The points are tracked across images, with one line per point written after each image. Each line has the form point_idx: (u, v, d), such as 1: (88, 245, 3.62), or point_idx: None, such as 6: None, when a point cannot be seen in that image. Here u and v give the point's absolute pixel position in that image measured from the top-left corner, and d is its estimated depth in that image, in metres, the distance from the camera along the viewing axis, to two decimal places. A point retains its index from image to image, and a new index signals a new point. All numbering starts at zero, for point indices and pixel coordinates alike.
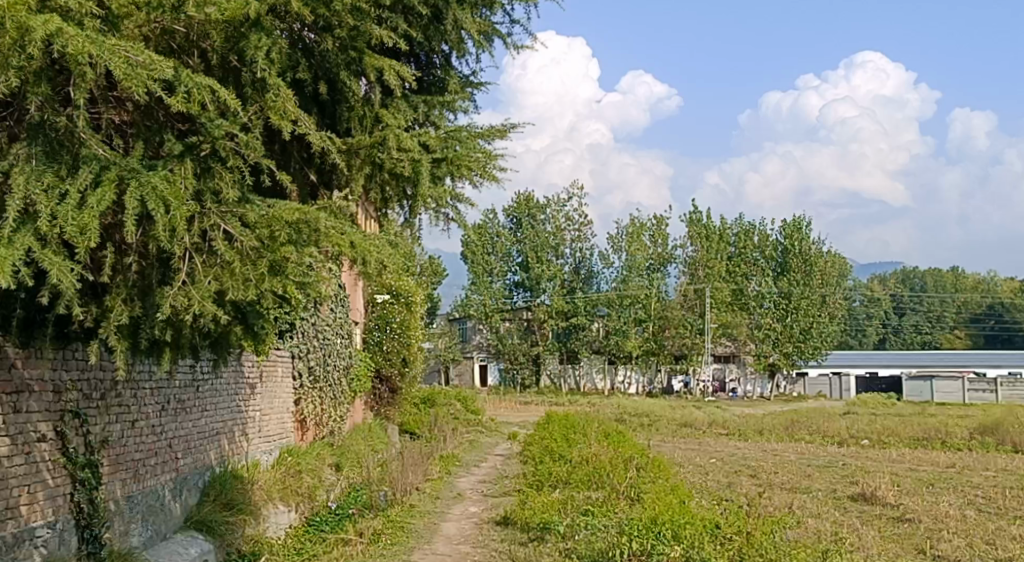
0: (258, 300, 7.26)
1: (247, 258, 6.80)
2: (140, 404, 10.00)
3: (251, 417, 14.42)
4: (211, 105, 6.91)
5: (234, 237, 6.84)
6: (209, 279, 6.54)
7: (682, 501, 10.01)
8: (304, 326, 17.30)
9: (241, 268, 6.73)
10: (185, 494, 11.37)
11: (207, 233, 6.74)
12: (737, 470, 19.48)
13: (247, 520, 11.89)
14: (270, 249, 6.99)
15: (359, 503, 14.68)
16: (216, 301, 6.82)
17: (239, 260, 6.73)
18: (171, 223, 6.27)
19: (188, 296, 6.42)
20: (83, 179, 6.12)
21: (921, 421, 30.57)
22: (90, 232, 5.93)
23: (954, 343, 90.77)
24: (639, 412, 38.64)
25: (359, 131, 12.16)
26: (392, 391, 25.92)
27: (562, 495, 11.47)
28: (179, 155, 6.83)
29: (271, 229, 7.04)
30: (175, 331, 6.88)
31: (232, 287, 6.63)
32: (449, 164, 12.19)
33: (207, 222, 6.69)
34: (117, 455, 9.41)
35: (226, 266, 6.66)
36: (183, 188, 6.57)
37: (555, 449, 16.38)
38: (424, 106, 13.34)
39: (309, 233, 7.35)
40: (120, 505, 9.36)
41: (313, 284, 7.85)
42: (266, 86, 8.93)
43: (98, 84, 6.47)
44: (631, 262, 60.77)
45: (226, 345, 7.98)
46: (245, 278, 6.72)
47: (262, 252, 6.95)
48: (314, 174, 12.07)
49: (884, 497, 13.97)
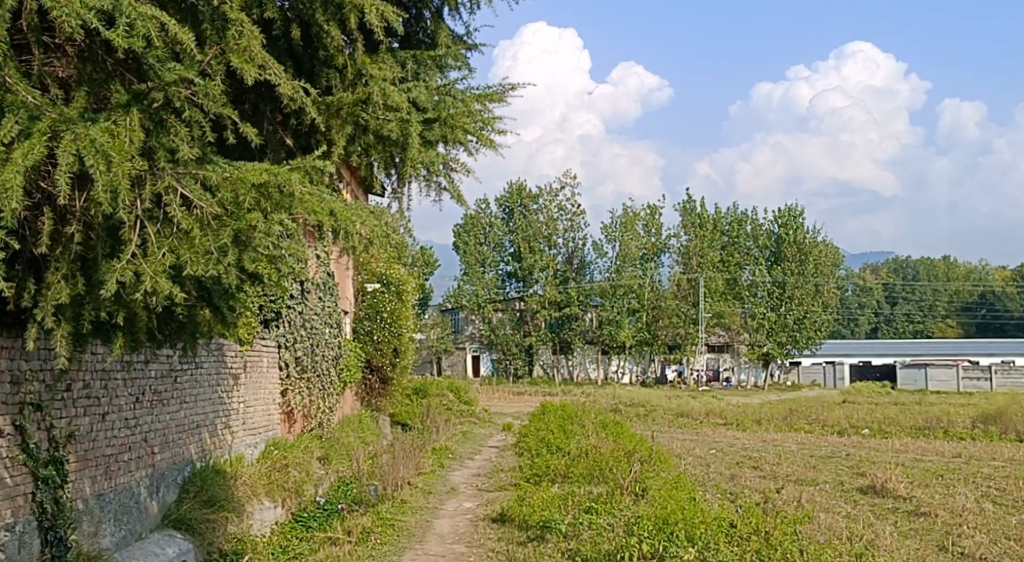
0: (220, 278, 6.56)
1: (206, 227, 6.10)
2: (112, 396, 9.36)
3: (235, 409, 13.79)
4: (156, 40, 6.15)
5: (194, 205, 6.13)
6: (164, 250, 5.75)
7: (691, 497, 9.45)
8: (290, 315, 16.65)
9: (202, 238, 6.02)
10: (162, 491, 10.73)
11: (162, 198, 6.01)
12: (739, 461, 18.91)
13: (228, 517, 11.25)
14: (232, 220, 6.30)
15: (349, 497, 14.07)
16: (171, 278, 6.12)
17: (198, 228, 6.02)
18: (113, 183, 5.38)
19: (138, 271, 5.55)
20: (8, 127, 5.36)
21: (921, 410, 30.09)
22: (12, 192, 5.06)
23: (945, 331, 90.63)
24: (635, 402, 38.19)
25: (339, 88, 11.36)
26: (384, 382, 25.06)
27: (561, 491, 10.91)
28: (125, 105, 6.09)
29: (235, 193, 6.42)
30: (128, 313, 6.19)
31: (190, 261, 5.89)
32: (443, 127, 11.68)
33: (161, 184, 5.97)
34: (86, 451, 8.80)
35: (183, 237, 5.95)
36: (127, 141, 5.71)
37: (553, 441, 15.80)
38: (413, 64, 12.24)
39: (278, 200, 6.85)
40: (89, 504, 8.76)
41: (283, 259, 7.18)
42: (227, 24, 8.21)
43: (28, 21, 5.99)
44: (625, 251, 60.07)
45: (194, 327, 7.33)
46: (205, 250, 6.01)
47: (225, 220, 6.27)
48: (291, 139, 11.61)
49: (896, 490, 13.41)
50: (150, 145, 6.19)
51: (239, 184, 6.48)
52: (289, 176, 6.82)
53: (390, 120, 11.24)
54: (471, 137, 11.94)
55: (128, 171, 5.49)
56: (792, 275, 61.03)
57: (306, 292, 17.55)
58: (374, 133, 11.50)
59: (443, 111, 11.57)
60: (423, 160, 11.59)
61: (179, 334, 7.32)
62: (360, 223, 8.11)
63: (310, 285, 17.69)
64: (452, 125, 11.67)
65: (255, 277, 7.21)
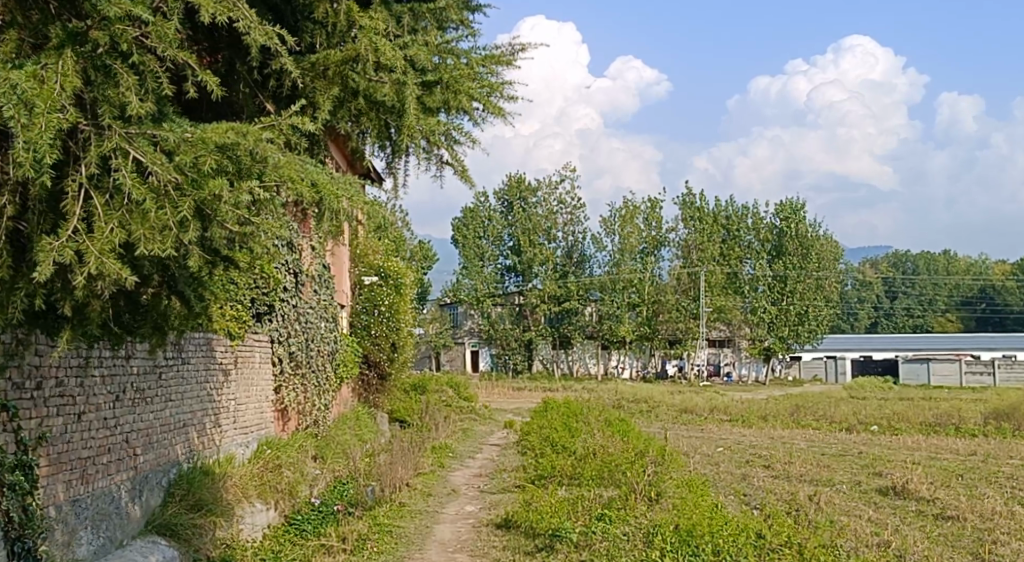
0: (184, 261, 5.73)
1: (162, 199, 5.26)
2: (88, 395, 8.71)
3: (225, 406, 13.14)
4: None
5: (147, 171, 5.35)
6: (111, 226, 5.01)
7: (712, 504, 8.88)
8: (284, 308, 15.99)
9: (157, 210, 5.18)
10: (146, 495, 10.10)
11: (108, 163, 5.27)
12: (749, 459, 18.32)
13: (216, 522, 10.63)
14: (193, 190, 5.46)
15: (345, 498, 13.49)
16: (122, 258, 5.32)
17: (152, 199, 5.20)
18: (33, 140, 4.80)
19: (78, 249, 4.89)
20: None
21: (930, 405, 29.54)
22: None
23: (945, 326, 89.37)
24: (637, 398, 37.65)
25: (324, 47, 10.63)
26: (381, 377, 24.53)
27: (569, 494, 10.35)
28: (57, 49, 5.47)
29: (195, 157, 5.57)
30: (77, 303, 5.46)
31: (144, 238, 5.06)
32: (447, 91, 10.88)
33: (105, 147, 5.24)
34: (59, 454, 8.16)
35: (134, 212, 5.13)
36: (56, 88, 5.13)
37: (558, 439, 15.19)
38: (410, 17, 11.35)
39: (247, 166, 6.04)
40: (62, 511, 8.13)
41: (261, 238, 6.23)
42: None
43: None
44: (624, 244, 59.19)
45: (161, 314, 6.67)
46: (161, 226, 5.17)
47: (185, 191, 5.43)
48: (270, 102, 10.94)
49: (918, 491, 12.79)
50: (91, 99, 5.47)
51: (204, 148, 5.67)
52: (259, 137, 6.02)
53: (384, 82, 10.17)
54: (476, 104, 11.19)
55: (54, 126, 4.92)
56: (793, 269, 60.38)
57: (301, 285, 16.99)
58: (366, 96, 10.60)
59: (445, 74, 10.81)
60: (423, 129, 10.58)
61: (145, 325, 6.65)
62: (344, 198, 7.41)
63: (305, 277, 17.12)
64: (456, 90, 10.89)
65: (229, 258, 6.36)
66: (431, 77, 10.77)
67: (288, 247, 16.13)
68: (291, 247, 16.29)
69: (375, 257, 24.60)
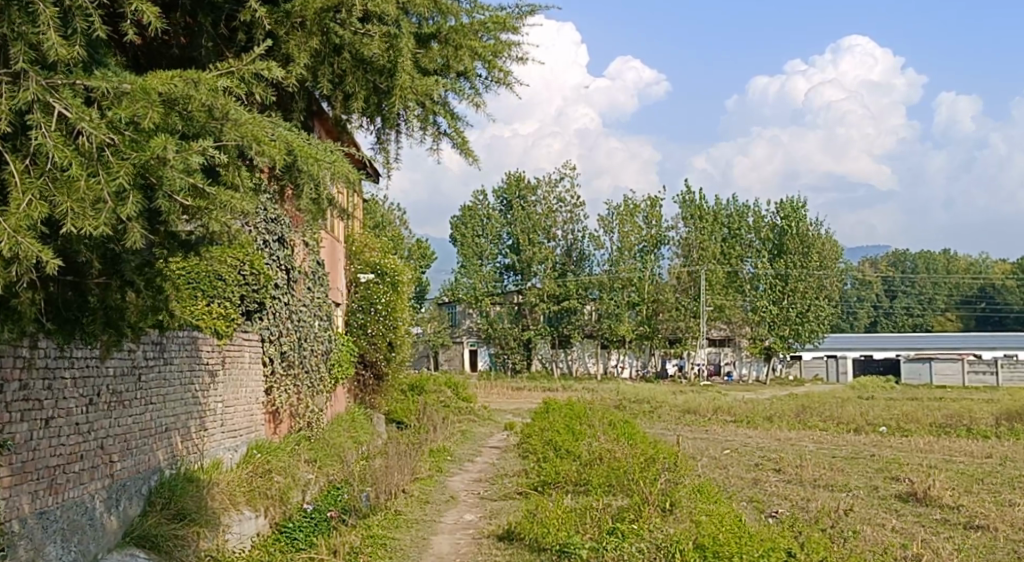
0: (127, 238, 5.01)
1: (94, 164, 4.59)
2: (57, 399, 8.07)
3: (212, 409, 12.49)
4: None
5: (75, 131, 4.67)
6: (30, 197, 4.35)
7: (732, 517, 8.30)
8: (275, 307, 15.34)
9: (84, 176, 4.48)
10: (124, 504, 9.43)
11: (28, 121, 4.62)
12: (759, 462, 17.68)
13: (201, 532, 9.98)
14: (133, 153, 4.73)
15: (339, 505, 12.89)
16: (50, 236, 4.63)
17: (80, 164, 4.52)
18: None
19: None
20: None
21: (939, 406, 28.91)
22: None
23: (944, 324, 88.90)
24: (639, 398, 36.96)
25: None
26: (377, 377, 23.84)
27: (574, 503, 9.79)
28: None
29: (136, 112, 4.88)
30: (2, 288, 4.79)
31: (71, 210, 4.35)
32: (447, 50, 10.16)
33: (23, 100, 4.56)
34: (25, 463, 7.53)
35: (57, 177, 4.47)
36: None
37: (562, 442, 14.55)
38: None
39: (201, 126, 5.35)
40: (28, 526, 7.49)
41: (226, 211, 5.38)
42: None
43: None
44: (623, 243, 58.64)
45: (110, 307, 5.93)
46: (92, 196, 4.47)
47: (122, 152, 4.72)
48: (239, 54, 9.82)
49: (940, 498, 12.14)
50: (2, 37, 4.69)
51: (148, 101, 4.95)
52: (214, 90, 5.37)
53: (373, 35, 9.31)
54: (478, 65, 10.48)
55: None
56: (794, 267, 59.78)
57: (293, 284, 16.41)
58: (351, 53, 9.62)
59: (445, 25, 10.08)
60: (419, 91, 9.67)
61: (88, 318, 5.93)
62: (327, 165, 6.80)
63: (298, 274, 16.52)
64: (457, 47, 10.17)
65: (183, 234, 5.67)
66: (429, 31, 10.02)
67: (278, 242, 15.55)
68: (281, 242, 15.69)
69: (372, 254, 23.89)
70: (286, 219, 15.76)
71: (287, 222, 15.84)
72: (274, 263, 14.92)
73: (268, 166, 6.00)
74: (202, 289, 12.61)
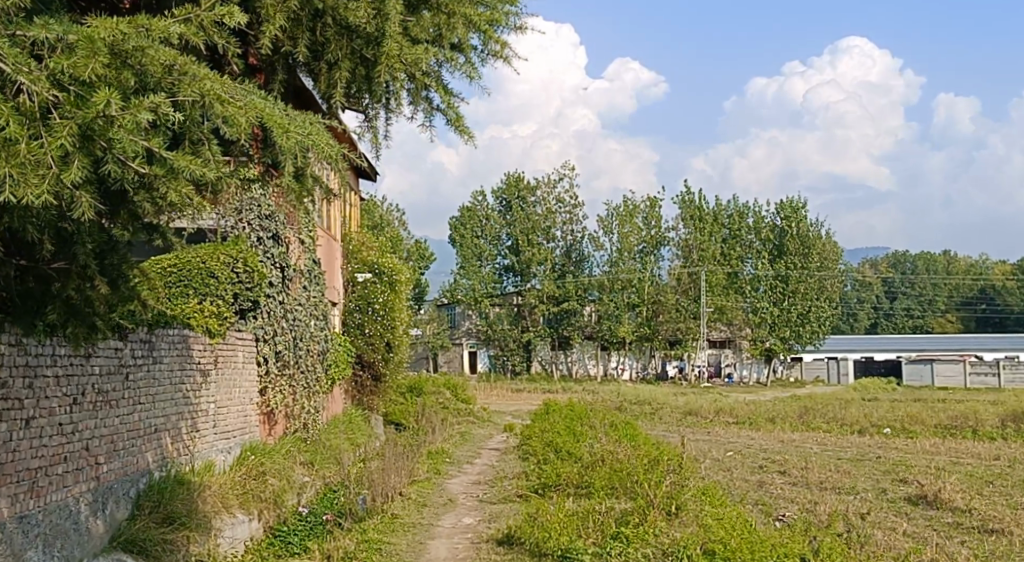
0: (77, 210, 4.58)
1: (35, 125, 4.20)
2: (38, 398, 7.76)
3: (204, 410, 12.16)
4: None
5: (15, 88, 4.30)
6: None
7: (742, 521, 8.02)
8: (270, 305, 15.02)
9: (24, 137, 4.08)
10: (111, 507, 9.11)
11: None
12: (763, 464, 17.36)
13: (191, 536, 9.65)
14: (78, 111, 4.33)
15: (335, 508, 12.58)
16: None
17: (18, 122, 4.12)
18: None
19: None
20: None
21: (943, 407, 28.58)
22: None
23: (945, 326, 88.50)
24: (640, 399, 36.67)
25: None
26: (376, 378, 23.52)
27: (576, 507, 9.49)
28: None
29: (85, 69, 4.50)
30: None
31: (14, 173, 3.95)
32: (439, 18, 10.10)
33: None
34: (4, 465, 7.21)
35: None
36: None
37: (563, 443, 14.24)
38: None
39: (153, 83, 5.03)
40: (8, 531, 7.16)
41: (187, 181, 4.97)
42: None
43: None
44: (623, 244, 58.30)
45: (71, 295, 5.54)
46: (35, 162, 4.07)
47: (68, 111, 4.32)
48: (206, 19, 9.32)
49: (950, 500, 11.83)
50: None
51: (93, 53, 4.57)
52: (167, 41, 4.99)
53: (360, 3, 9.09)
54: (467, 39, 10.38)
55: None
56: (795, 268, 59.36)
57: (288, 282, 16.09)
58: (335, 18, 9.47)
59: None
60: (409, 59, 9.58)
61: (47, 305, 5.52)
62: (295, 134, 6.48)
63: (293, 272, 16.19)
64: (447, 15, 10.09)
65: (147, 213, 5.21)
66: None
67: (272, 239, 15.23)
68: (276, 239, 15.38)
69: (369, 253, 23.59)
70: (280, 214, 15.48)
71: (281, 218, 15.54)
72: (268, 261, 14.64)
73: (234, 133, 5.64)
74: (193, 288, 12.89)
